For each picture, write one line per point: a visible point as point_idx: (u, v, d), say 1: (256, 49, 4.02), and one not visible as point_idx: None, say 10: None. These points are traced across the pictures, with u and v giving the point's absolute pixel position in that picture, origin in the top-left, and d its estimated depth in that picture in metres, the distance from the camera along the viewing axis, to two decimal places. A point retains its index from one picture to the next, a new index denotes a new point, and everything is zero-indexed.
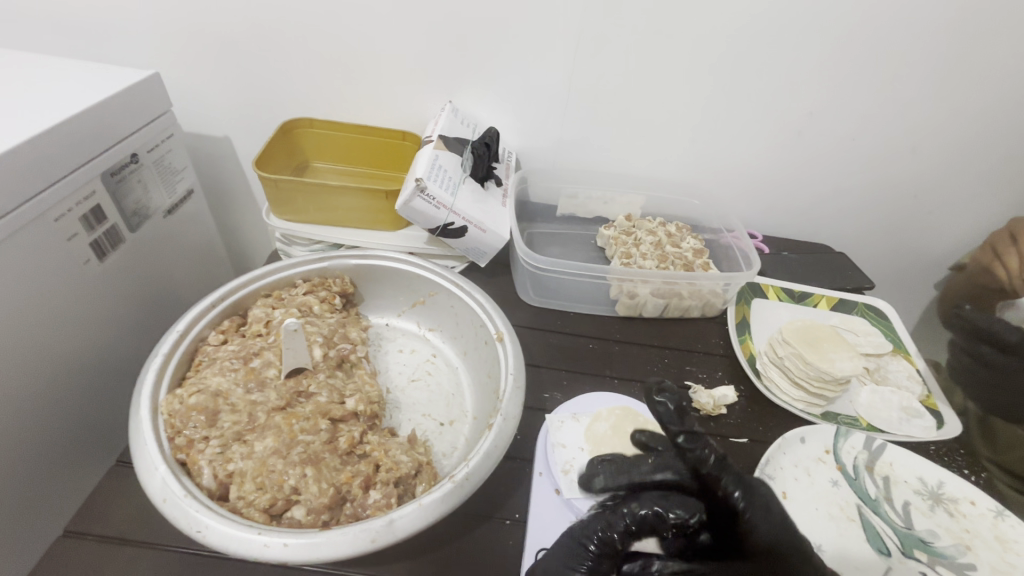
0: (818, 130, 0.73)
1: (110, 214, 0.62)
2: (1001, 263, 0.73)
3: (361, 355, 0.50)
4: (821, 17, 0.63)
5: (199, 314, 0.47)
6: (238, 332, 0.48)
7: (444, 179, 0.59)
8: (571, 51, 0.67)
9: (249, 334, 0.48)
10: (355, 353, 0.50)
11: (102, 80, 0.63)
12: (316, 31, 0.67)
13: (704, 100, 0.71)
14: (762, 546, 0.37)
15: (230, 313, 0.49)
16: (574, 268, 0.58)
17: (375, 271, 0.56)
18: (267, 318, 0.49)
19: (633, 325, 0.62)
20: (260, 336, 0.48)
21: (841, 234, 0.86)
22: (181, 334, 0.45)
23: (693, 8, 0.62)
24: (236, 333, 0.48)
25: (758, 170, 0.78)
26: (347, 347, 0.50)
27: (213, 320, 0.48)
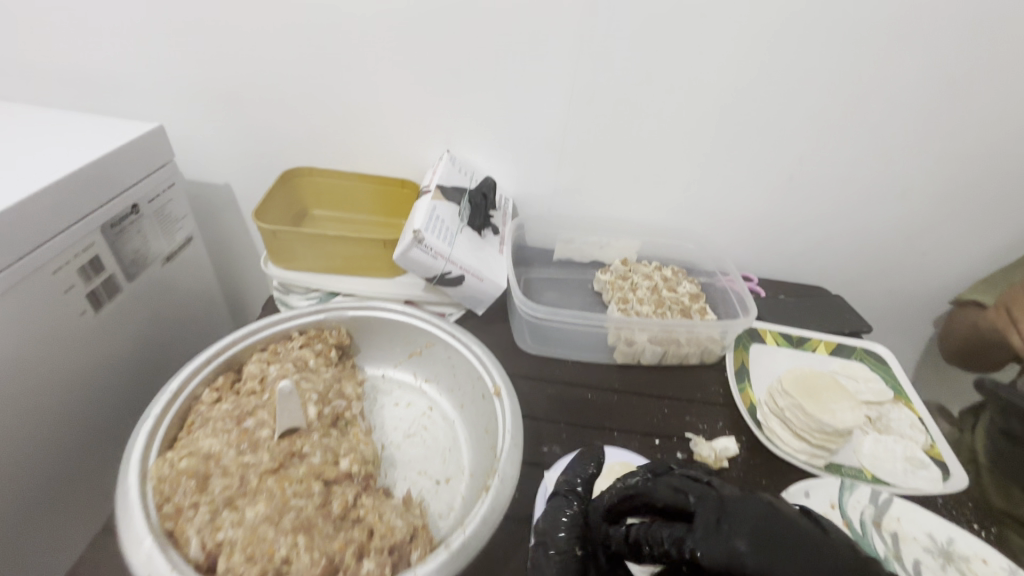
0: (808, 174, 0.75)
1: (108, 265, 0.62)
2: (1017, 331, 0.71)
3: (356, 412, 0.50)
4: (805, 69, 0.65)
5: (192, 371, 0.46)
6: (233, 389, 0.47)
7: (441, 230, 0.59)
8: (564, 100, 0.69)
9: (243, 392, 0.47)
10: (349, 411, 0.49)
11: (108, 134, 0.64)
12: (318, 84, 0.70)
13: (694, 147, 0.73)
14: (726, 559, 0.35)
15: (224, 369, 0.49)
16: (571, 317, 0.58)
17: (371, 323, 0.56)
18: (262, 375, 0.48)
19: (632, 373, 0.61)
20: (254, 393, 0.47)
21: (837, 276, 0.87)
22: (174, 394, 0.45)
23: (680, 63, 0.65)
24: (230, 390, 0.48)
25: (749, 215, 0.80)
26: (342, 404, 0.49)
27: (207, 377, 0.48)
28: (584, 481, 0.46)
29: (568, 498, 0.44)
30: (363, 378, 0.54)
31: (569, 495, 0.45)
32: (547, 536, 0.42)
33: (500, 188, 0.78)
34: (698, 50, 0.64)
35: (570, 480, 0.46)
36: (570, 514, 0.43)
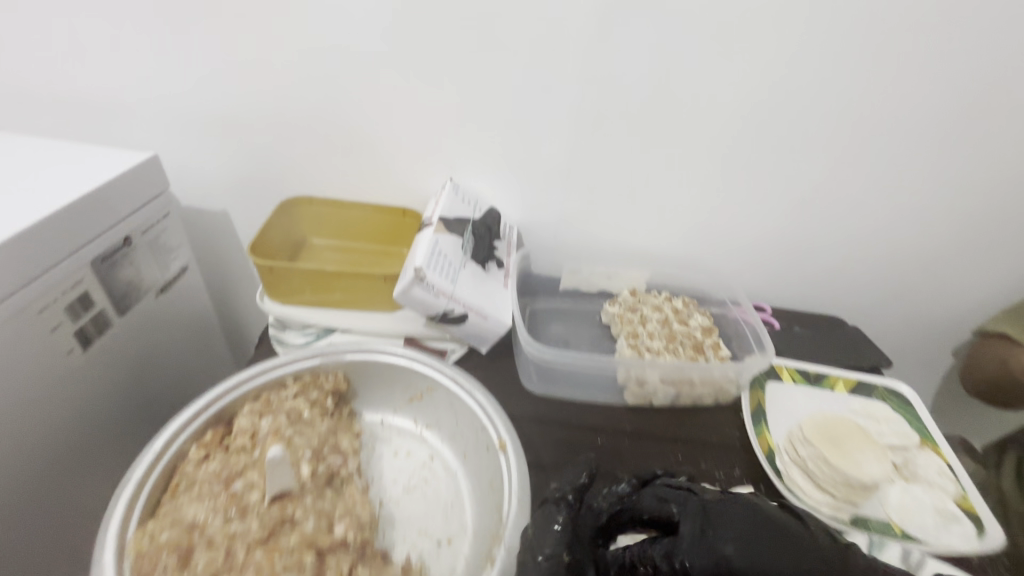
0: (822, 202, 0.72)
1: (98, 300, 0.60)
2: None
3: (352, 468, 0.47)
4: (820, 95, 0.63)
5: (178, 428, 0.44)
6: (222, 445, 0.45)
7: (443, 265, 0.57)
8: (570, 127, 0.67)
9: (232, 449, 0.44)
10: (346, 467, 0.46)
11: (100, 163, 0.62)
12: (318, 109, 0.68)
13: (705, 174, 0.70)
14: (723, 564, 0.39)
15: (213, 423, 0.46)
16: (579, 357, 0.56)
17: (370, 367, 0.53)
18: (253, 429, 0.46)
19: (643, 415, 0.58)
20: (244, 450, 0.44)
21: (853, 306, 0.84)
22: (158, 454, 0.42)
23: (691, 89, 0.63)
24: (219, 446, 0.45)
25: (762, 243, 0.77)
26: (337, 460, 0.46)
27: (196, 432, 0.45)
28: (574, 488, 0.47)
29: (558, 505, 0.44)
30: (361, 427, 0.52)
31: (559, 502, 0.45)
32: (537, 540, 0.39)
33: (504, 217, 0.76)
34: (709, 76, 0.62)
35: (561, 489, 0.46)
36: (560, 522, 0.41)
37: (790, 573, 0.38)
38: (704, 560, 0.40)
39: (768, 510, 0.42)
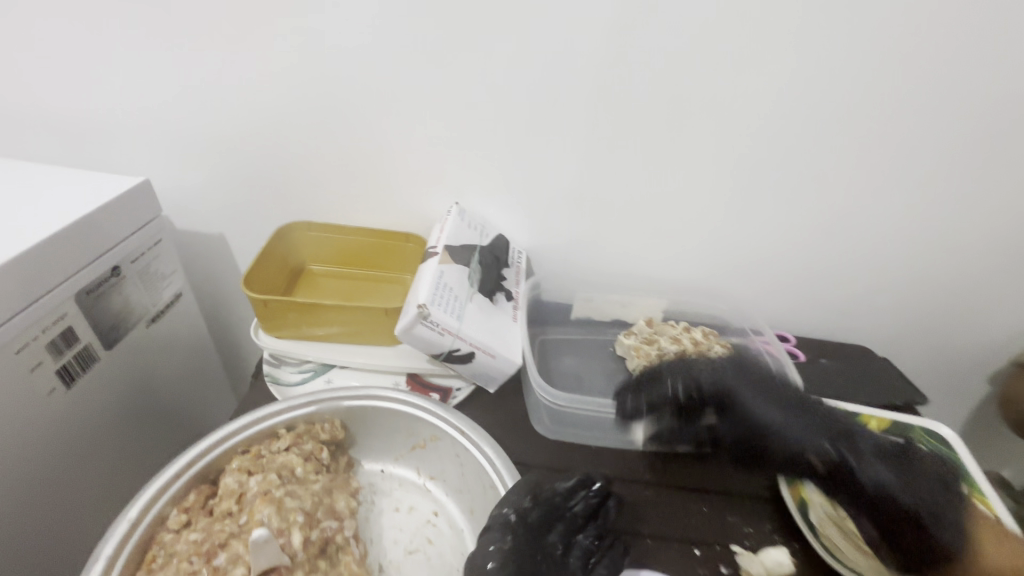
0: (850, 227, 0.68)
1: (84, 334, 0.56)
2: None
3: (349, 534, 0.43)
4: (850, 115, 0.59)
5: (157, 491, 0.40)
6: (205, 509, 0.41)
7: (448, 300, 0.53)
8: (583, 149, 0.63)
9: (216, 514, 0.41)
10: (341, 533, 0.42)
11: (87, 188, 0.59)
12: (318, 132, 0.65)
13: (726, 198, 0.66)
14: (729, 393, 0.49)
15: (197, 483, 0.43)
16: (594, 403, 0.53)
17: (369, 415, 0.50)
18: (240, 490, 0.42)
19: (664, 462, 0.54)
20: (230, 515, 0.41)
21: (881, 334, 0.79)
22: (134, 522, 0.39)
23: (714, 109, 0.59)
24: (202, 510, 0.42)
25: (785, 269, 0.73)
26: (332, 526, 0.42)
27: (178, 494, 0.42)
28: (516, 510, 0.43)
29: (499, 531, 0.41)
30: (359, 484, 0.48)
31: (501, 527, 0.42)
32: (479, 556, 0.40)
33: (512, 241, 0.72)
34: (733, 96, 0.58)
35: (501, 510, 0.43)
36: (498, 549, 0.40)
37: (784, 408, 0.48)
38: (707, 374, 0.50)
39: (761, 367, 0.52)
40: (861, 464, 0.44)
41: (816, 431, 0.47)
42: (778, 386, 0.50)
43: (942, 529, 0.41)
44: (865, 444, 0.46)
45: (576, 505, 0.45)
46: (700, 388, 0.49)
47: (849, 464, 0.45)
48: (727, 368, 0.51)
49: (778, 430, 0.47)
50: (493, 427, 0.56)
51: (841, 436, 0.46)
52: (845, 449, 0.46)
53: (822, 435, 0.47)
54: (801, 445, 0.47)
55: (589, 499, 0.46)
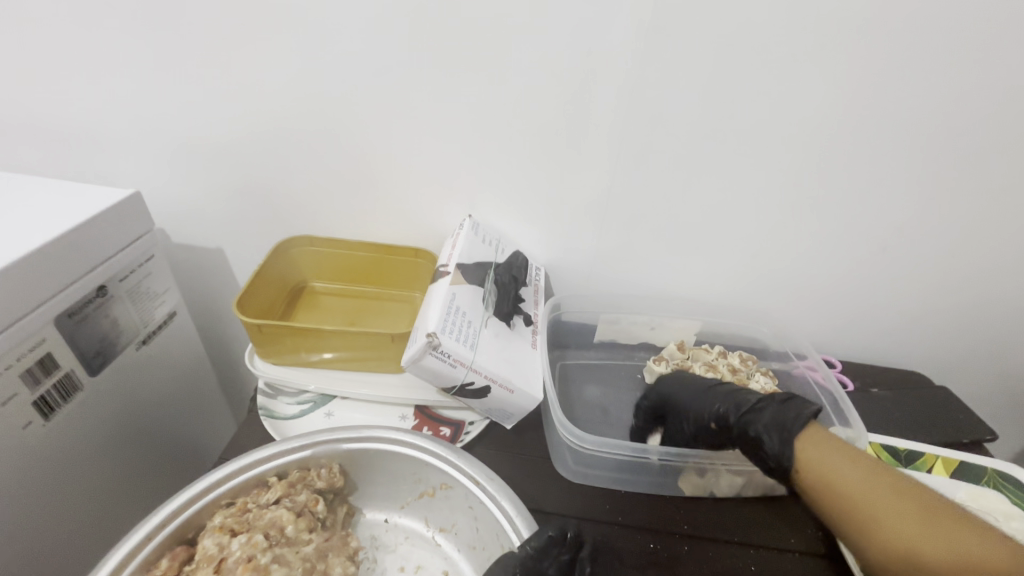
0: (907, 244, 0.61)
1: (65, 361, 0.51)
2: None
3: None
4: (913, 119, 0.52)
5: (124, 556, 0.35)
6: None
7: (461, 327, 0.48)
8: (611, 160, 0.57)
9: None
10: None
11: (71, 201, 0.54)
12: (321, 140, 0.60)
13: (768, 212, 0.60)
14: (661, 396, 0.55)
15: (172, 545, 0.38)
16: (627, 446, 0.47)
17: (370, 459, 0.44)
18: (220, 554, 0.37)
19: (703, 510, 0.48)
20: None
21: (936, 358, 0.72)
22: None
23: (758, 114, 0.53)
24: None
25: (829, 289, 0.66)
26: None
27: (149, 558, 0.37)
28: None
29: None
30: (358, 542, 0.43)
31: None
32: None
33: (531, 257, 0.67)
34: (781, 99, 0.52)
35: None
36: None
37: (694, 392, 0.52)
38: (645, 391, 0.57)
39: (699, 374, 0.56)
40: (731, 410, 0.48)
41: (707, 393, 0.51)
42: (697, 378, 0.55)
43: (784, 446, 0.43)
44: (748, 394, 0.49)
45: (547, 564, 0.37)
46: (646, 395, 0.57)
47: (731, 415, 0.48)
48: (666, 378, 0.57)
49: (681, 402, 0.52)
50: (511, 470, 0.50)
51: (728, 395, 0.50)
52: (729, 403, 0.49)
53: (708, 393, 0.51)
54: (695, 410, 0.51)
55: (562, 557, 0.37)
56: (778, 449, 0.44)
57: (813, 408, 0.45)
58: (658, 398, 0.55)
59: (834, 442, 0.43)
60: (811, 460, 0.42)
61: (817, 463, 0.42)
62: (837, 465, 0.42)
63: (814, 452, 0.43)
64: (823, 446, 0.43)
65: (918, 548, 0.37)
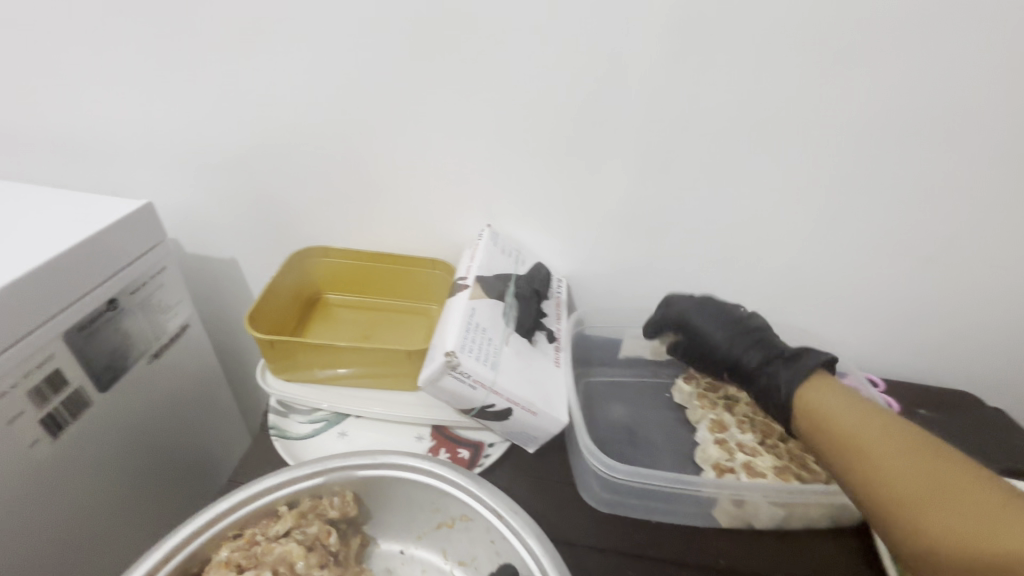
0: (959, 256, 0.57)
1: (74, 376, 0.50)
2: None
3: None
4: (966, 122, 0.49)
5: None
6: None
7: (481, 345, 0.45)
8: (639, 168, 0.54)
9: None
10: None
11: (81, 212, 0.52)
12: (334, 149, 0.58)
13: (804, 222, 0.57)
14: (688, 321, 0.55)
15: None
16: (659, 475, 0.44)
17: (384, 487, 0.42)
18: None
19: (741, 545, 0.45)
20: None
21: (987, 378, 0.67)
22: None
23: (795, 118, 0.50)
24: None
25: (869, 303, 0.62)
26: None
27: None
28: None
29: None
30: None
31: None
32: None
33: (553, 269, 0.64)
34: (820, 101, 0.49)
35: None
36: None
37: (726, 331, 0.53)
38: (666, 308, 0.57)
39: (724, 302, 0.56)
40: (752, 359, 0.51)
41: (736, 338, 0.52)
42: (726, 308, 0.55)
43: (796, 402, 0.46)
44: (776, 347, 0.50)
45: None
46: (669, 315, 0.57)
47: (763, 360, 0.50)
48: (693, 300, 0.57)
49: (707, 341, 0.54)
50: (534, 497, 0.47)
51: (758, 342, 0.51)
52: (758, 353, 0.51)
53: (743, 336, 0.52)
54: (724, 355, 0.53)
55: None
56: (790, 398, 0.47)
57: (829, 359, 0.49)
58: (682, 322, 0.56)
59: (839, 389, 0.46)
60: (809, 400, 0.46)
61: (817, 402, 0.45)
62: (840, 405, 0.44)
63: (816, 393, 0.46)
64: (825, 388, 0.46)
65: (895, 488, 0.39)
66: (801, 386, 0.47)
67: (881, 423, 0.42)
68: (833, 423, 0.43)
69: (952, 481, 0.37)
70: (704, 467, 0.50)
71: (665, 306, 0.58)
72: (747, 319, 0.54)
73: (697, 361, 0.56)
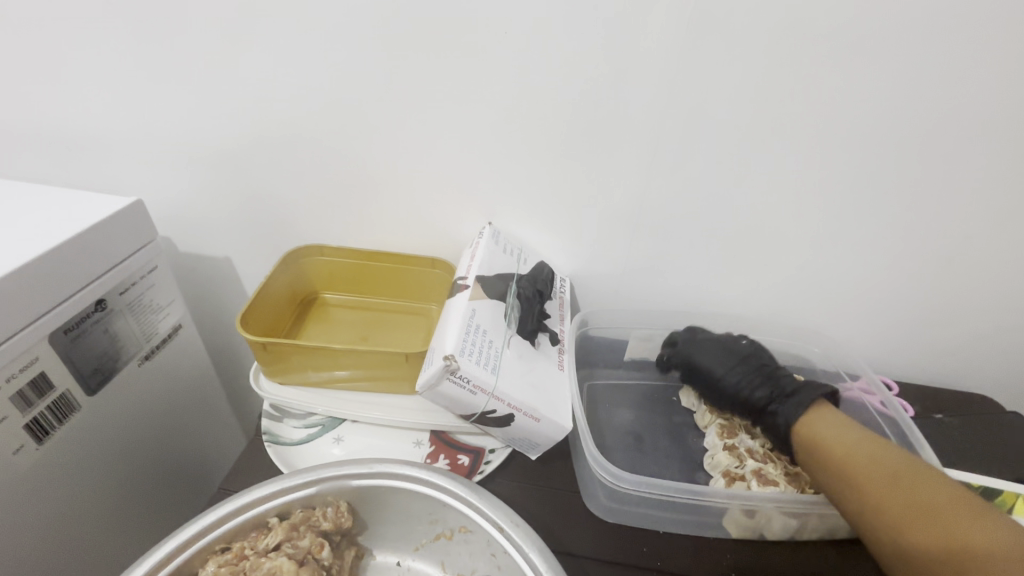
0: (980, 257, 0.55)
1: (60, 380, 0.48)
2: None
3: None
4: (991, 116, 0.46)
5: None
6: None
7: (481, 348, 0.44)
8: (647, 164, 0.52)
9: None
10: None
11: (68, 210, 0.50)
12: (330, 144, 0.56)
13: (817, 221, 0.54)
14: (691, 361, 0.54)
15: None
16: (667, 485, 0.42)
17: (380, 498, 0.41)
18: None
19: (752, 556, 0.43)
20: None
21: (1004, 380, 0.65)
22: None
23: (810, 111, 0.47)
24: None
25: (883, 304, 0.60)
26: None
27: None
28: None
29: None
30: None
31: None
32: None
33: (556, 268, 0.62)
34: (837, 94, 0.46)
35: None
36: None
37: (730, 370, 0.51)
38: (673, 347, 0.57)
39: (729, 338, 0.55)
40: (761, 396, 0.49)
41: (742, 373, 0.50)
42: (730, 345, 0.54)
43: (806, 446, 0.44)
44: (784, 383, 0.49)
45: None
46: (675, 355, 0.56)
47: (768, 397, 0.49)
48: (697, 337, 0.56)
49: (712, 377, 0.52)
50: (537, 506, 0.45)
51: (764, 379, 0.50)
52: (766, 390, 0.49)
53: (744, 371, 0.51)
54: (730, 390, 0.51)
55: None
56: (800, 440, 0.45)
57: (829, 392, 0.48)
58: (687, 361, 0.55)
59: (838, 418, 0.45)
60: (807, 429, 0.45)
61: (814, 428, 0.44)
62: (834, 431, 0.43)
63: (814, 418, 0.45)
64: (823, 416, 0.45)
65: (885, 509, 0.38)
66: (800, 417, 0.46)
67: (883, 451, 0.41)
68: (833, 450, 0.42)
69: (947, 506, 0.36)
70: (713, 474, 0.49)
71: (672, 346, 0.58)
72: (753, 356, 0.52)
73: (705, 398, 0.54)
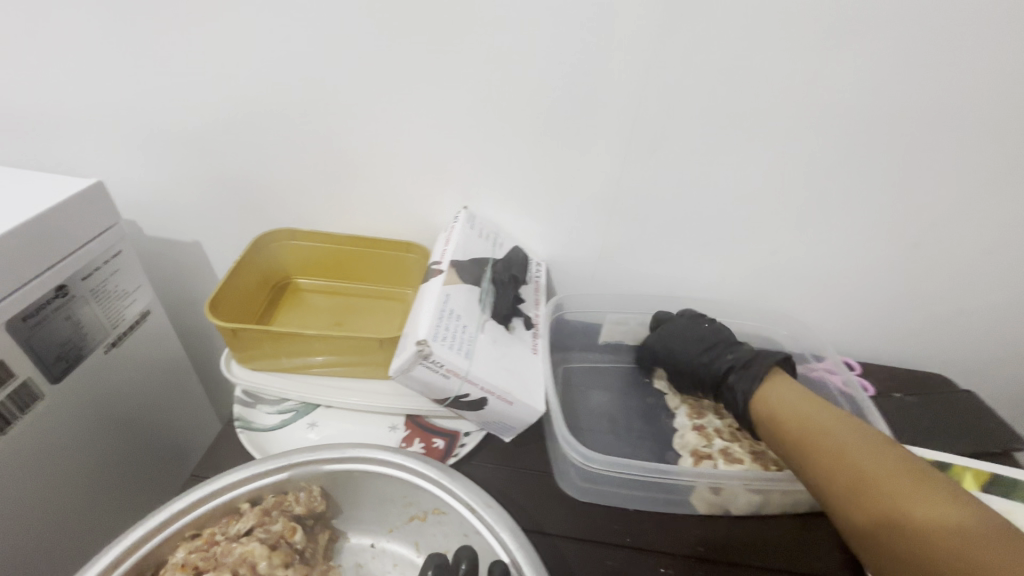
0: (939, 242, 0.57)
1: (19, 369, 0.46)
2: None
3: None
4: (948, 104, 0.47)
5: None
6: None
7: (455, 333, 0.44)
8: (621, 150, 0.53)
9: None
10: None
11: (22, 192, 0.48)
12: (299, 126, 0.54)
13: (786, 207, 0.56)
14: (663, 340, 0.56)
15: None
16: (636, 464, 0.43)
17: (352, 481, 0.41)
18: None
19: (717, 531, 0.45)
20: None
21: (960, 360, 0.68)
22: None
23: (777, 99, 0.48)
24: None
25: (848, 288, 0.62)
26: None
27: None
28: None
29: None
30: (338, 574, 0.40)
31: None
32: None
33: (532, 254, 0.62)
34: (805, 81, 0.47)
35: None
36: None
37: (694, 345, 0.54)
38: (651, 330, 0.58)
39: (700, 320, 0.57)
40: (721, 366, 0.51)
41: (703, 348, 0.53)
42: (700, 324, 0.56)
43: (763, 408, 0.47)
44: (740, 354, 0.52)
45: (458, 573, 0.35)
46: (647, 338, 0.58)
47: (727, 368, 0.51)
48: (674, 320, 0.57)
49: (677, 354, 0.54)
50: (511, 488, 0.46)
51: (724, 353, 0.52)
52: (726, 361, 0.52)
53: (704, 350, 0.53)
54: (694, 365, 0.53)
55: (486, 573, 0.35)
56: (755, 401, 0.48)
57: (784, 358, 0.51)
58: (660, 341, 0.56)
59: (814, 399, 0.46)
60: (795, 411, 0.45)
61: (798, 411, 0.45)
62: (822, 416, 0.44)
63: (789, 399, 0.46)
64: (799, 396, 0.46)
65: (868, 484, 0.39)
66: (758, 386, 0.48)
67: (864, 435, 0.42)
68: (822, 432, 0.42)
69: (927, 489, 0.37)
70: (682, 454, 0.50)
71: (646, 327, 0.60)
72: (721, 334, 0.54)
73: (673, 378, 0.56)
